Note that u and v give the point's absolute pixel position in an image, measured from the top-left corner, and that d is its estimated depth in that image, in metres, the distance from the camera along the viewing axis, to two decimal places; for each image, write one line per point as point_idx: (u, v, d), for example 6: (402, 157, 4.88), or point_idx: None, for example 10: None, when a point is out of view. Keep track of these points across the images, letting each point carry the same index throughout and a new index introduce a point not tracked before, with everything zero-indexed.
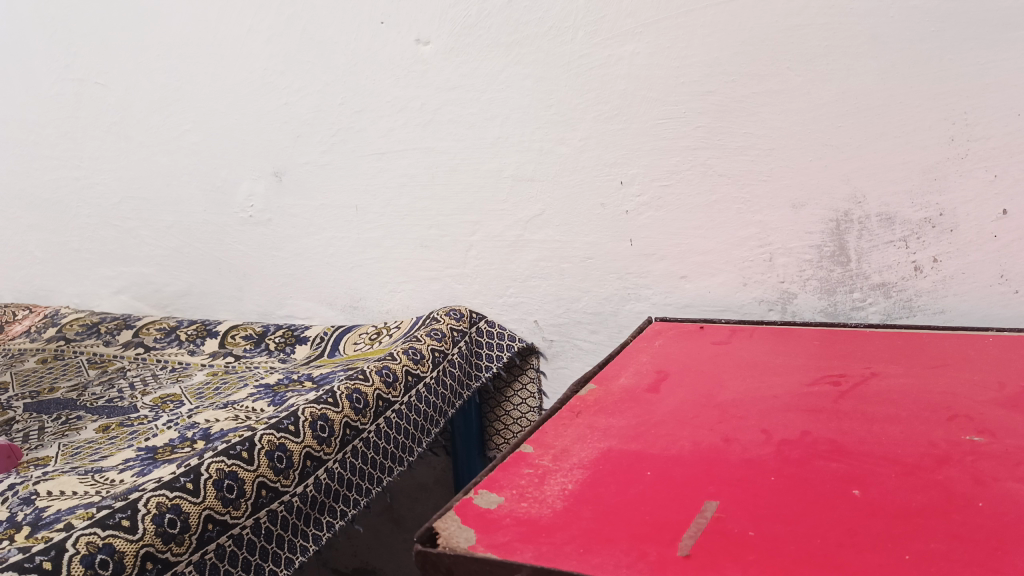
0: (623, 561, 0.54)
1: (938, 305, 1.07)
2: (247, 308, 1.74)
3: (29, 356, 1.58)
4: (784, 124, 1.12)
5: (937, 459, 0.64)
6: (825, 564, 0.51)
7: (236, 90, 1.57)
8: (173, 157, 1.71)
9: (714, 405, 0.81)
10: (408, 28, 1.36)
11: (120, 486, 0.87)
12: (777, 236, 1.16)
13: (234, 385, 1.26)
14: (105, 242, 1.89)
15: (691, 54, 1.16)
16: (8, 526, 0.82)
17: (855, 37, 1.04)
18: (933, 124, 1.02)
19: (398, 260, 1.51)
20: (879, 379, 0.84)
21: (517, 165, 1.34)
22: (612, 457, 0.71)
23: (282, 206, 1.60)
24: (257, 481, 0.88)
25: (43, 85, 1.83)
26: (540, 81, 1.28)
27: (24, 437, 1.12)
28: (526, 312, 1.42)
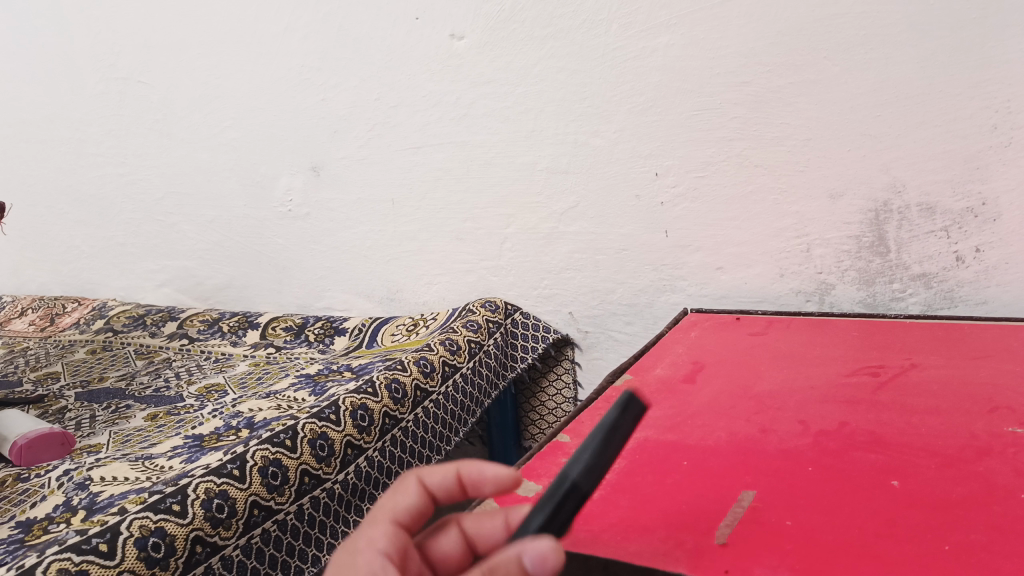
0: (660, 549, 0.54)
1: (981, 296, 1.06)
2: (287, 301, 1.78)
3: (79, 347, 1.64)
4: (822, 115, 1.11)
5: (977, 451, 0.64)
6: (863, 553, 0.51)
7: (274, 86, 1.59)
8: (214, 154, 1.75)
9: (750, 396, 0.81)
10: (443, 23, 1.37)
11: (169, 472, 0.90)
12: (815, 226, 1.15)
13: (275, 375, 1.29)
14: (149, 237, 1.94)
15: (726, 44, 1.15)
16: (64, 510, 0.85)
17: (894, 25, 1.03)
18: (976, 113, 1.01)
19: (434, 253, 1.54)
20: (918, 371, 0.83)
21: (551, 158, 1.35)
22: (649, 447, 0.71)
23: (320, 201, 1.63)
24: (300, 468, 0.91)
25: (88, 83, 1.87)
26: (574, 74, 1.28)
27: (77, 425, 1.16)
28: (560, 305, 1.43)
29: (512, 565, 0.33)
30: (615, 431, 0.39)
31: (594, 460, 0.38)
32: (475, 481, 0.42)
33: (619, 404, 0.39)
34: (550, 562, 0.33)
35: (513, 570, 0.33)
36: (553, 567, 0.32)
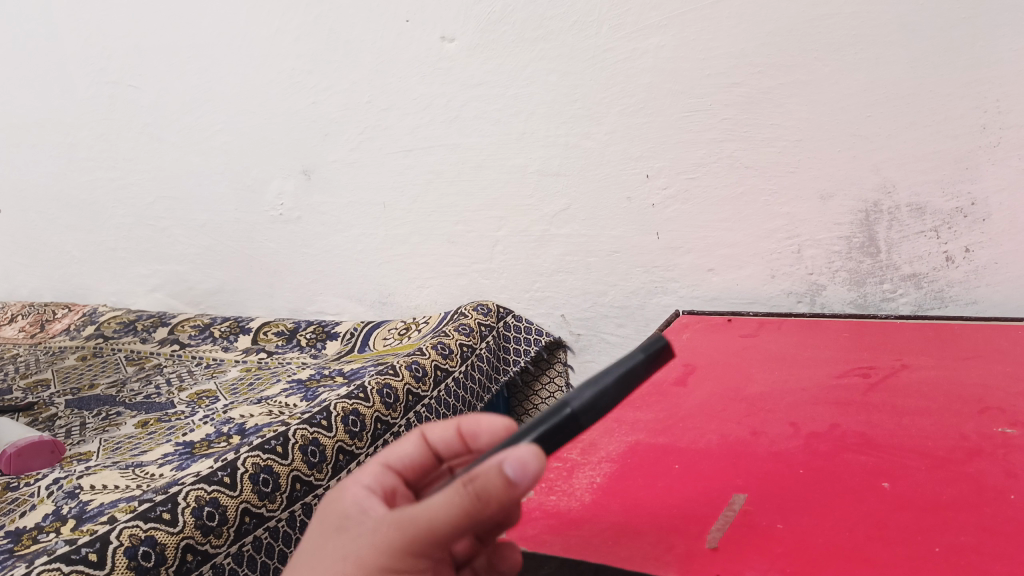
0: (650, 553, 0.54)
1: (970, 296, 1.07)
2: (279, 305, 1.78)
3: (70, 353, 1.63)
4: (812, 115, 1.11)
5: (967, 452, 0.64)
6: (854, 556, 0.51)
7: (265, 89, 1.59)
8: (205, 158, 1.74)
9: (741, 398, 0.81)
10: (434, 25, 1.36)
11: (160, 480, 0.90)
12: (806, 227, 1.15)
13: (267, 380, 1.29)
14: (140, 242, 1.93)
15: (716, 46, 1.15)
16: (54, 519, 0.84)
17: (883, 26, 1.03)
18: (965, 113, 1.01)
19: (426, 256, 1.54)
20: (908, 371, 0.83)
21: (542, 160, 1.35)
22: (640, 450, 0.71)
23: (311, 204, 1.63)
24: (291, 475, 0.90)
25: (78, 87, 1.86)
26: (565, 76, 1.28)
27: (67, 433, 1.15)
28: (552, 308, 1.44)
29: (494, 473, 0.33)
30: (635, 377, 0.38)
31: (597, 398, 0.37)
32: (474, 433, 0.44)
33: (644, 356, 0.39)
34: (531, 470, 0.34)
35: (495, 480, 0.33)
36: (533, 473, 0.34)
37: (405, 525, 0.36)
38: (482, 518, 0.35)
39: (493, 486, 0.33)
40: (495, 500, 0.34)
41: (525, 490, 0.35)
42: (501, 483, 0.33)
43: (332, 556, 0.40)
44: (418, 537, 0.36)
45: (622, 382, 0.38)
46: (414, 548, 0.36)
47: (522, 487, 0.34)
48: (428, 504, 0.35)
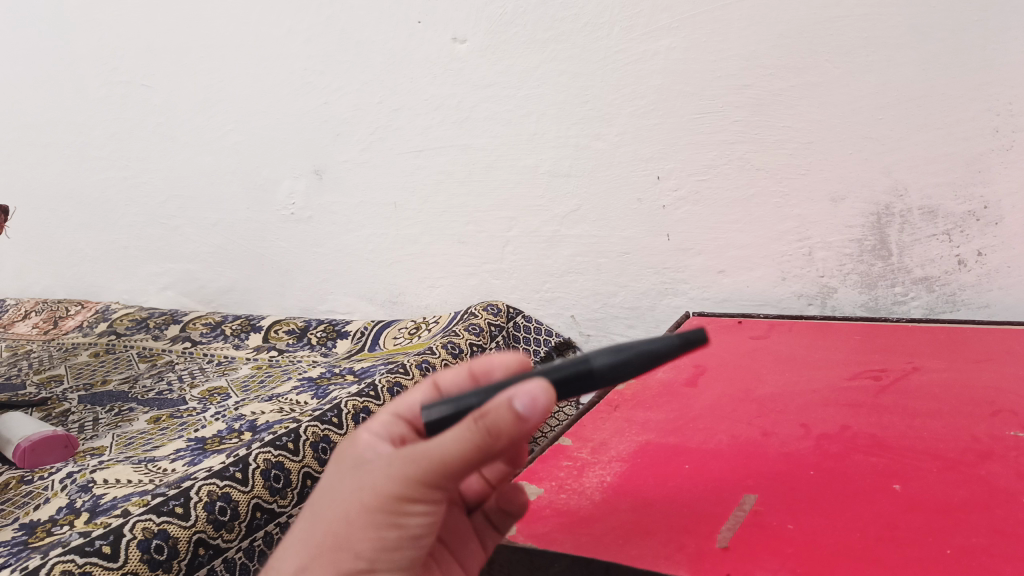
0: (661, 552, 0.54)
1: (983, 300, 1.06)
2: (290, 304, 1.79)
3: (82, 350, 1.64)
4: (823, 117, 1.11)
5: (979, 454, 0.64)
6: (864, 557, 0.51)
7: (277, 89, 1.60)
8: (217, 157, 1.75)
9: (752, 400, 0.81)
10: (445, 26, 1.37)
11: (172, 475, 0.90)
12: (817, 229, 1.15)
13: (278, 378, 1.30)
14: (152, 241, 1.95)
15: (726, 48, 1.15)
16: (68, 512, 0.85)
17: (894, 28, 1.03)
18: (977, 115, 1.01)
19: (436, 256, 1.54)
20: (919, 374, 0.83)
21: (553, 161, 1.35)
22: (651, 450, 0.72)
23: (322, 204, 1.64)
24: (303, 471, 0.91)
25: (91, 87, 1.88)
26: (575, 77, 1.29)
27: (80, 428, 1.16)
28: (563, 307, 1.44)
29: (504, 409, 0.35)
30: (665, 357, 0.38)
31: (620, 361, 0.38)
32: (486, 371, 0.47)
33: (685, 338, 0.38)
34: (540, 405, 0.35)
35: (505, 416, 0.34)
36: (543, 406, 0.35)
37: (417, 461, 0.37)
38: (493, 451, 0.36)
39: (503, 421, 0.35)
40: (505, 434, 0.35)
41: (536, 426, 0.36)
42: (512, 418, 0.35)
43: (344, 496, 0.41)
44: (430, 471, 0.37)
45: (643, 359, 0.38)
46: (426, 482, 0.37)
47: (530, 420, 0.35)
48: (440, 440, 0.36)
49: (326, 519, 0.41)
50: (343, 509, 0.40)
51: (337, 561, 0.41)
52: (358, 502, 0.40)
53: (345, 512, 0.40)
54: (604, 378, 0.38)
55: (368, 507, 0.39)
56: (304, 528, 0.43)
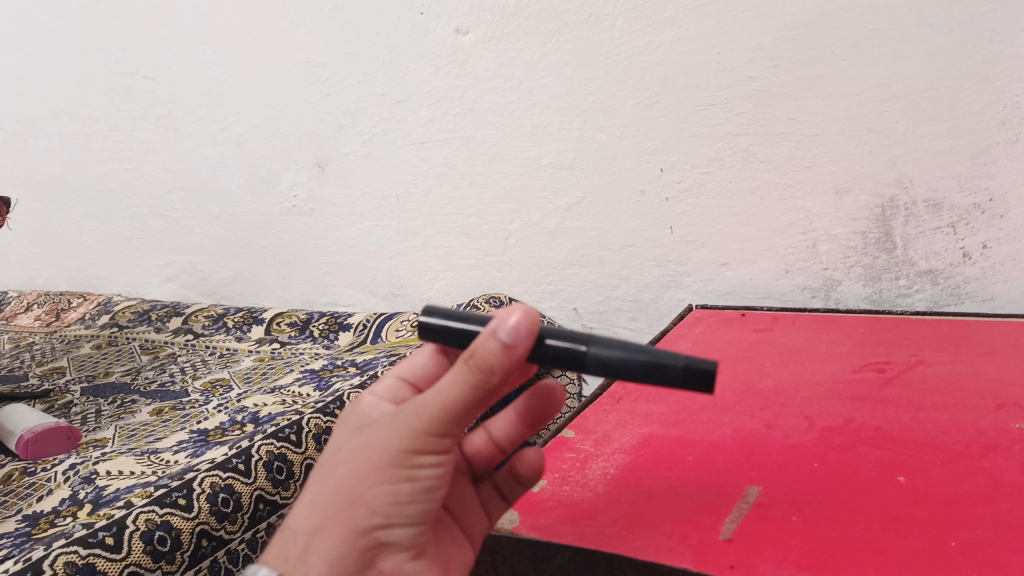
0: (664, 543, 0.54)
1: (987, 292, 1.06)
2: (292, 296, 1.79)
3: (85, 342, 1.64)
4: (828, 110, 1.10)
5: (983, 447, 0.64)
6: (868, 549, 0.51)
7: (280, 81, 1.59)
8: (220, 149, 1.75)
9: (755, 392, 0.81)
10: (449, 17, 1.36)
11: (175, 466, 0.90)
12: (821, 222, 1.15)
13: (280, 370, 1.30)
14: (155, 233, 1.95)
15: (731, 39, 1.14)
16: (71, 503, 0.85)
17: (901, 20, 1.02)
18: (984, 108, 1.00)
19: (439, 249, 1.54)
20: (923, 367, 0.83)
21: (557, 153, 1.35)
22: (654, 442, 0.71)
23: (325, 196, 1.63)
24: (305, 463, 0.91)
25: (94, 78, 1.87)
26: (579, 69, 1.28)
27: (83, 419, 1.16)
28: (565, 300, 1.43)
29: (491, 343, 0.39)
30: (661, 372, 0.41)
31: (616, 358, 0.42)
32: None
33: (689, 368, 0.40)
34: (523, 338, 0.39)
35: (493, 348, 0.38)
36: (524, 336, 0.39)
37: (425, 408, 0.41)
38: (489, 390, 0.40)
39: (492, 354, 0.39)
40: (497, 369, 0.39)
41: (522, 361, 0.40)
42: (498, 351, 0.39)
43: (359, 455, 0.44)
44: (437, 414, 0.41)
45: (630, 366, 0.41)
46: (433, 425, 0.41)
47: (518, 354, 0.39)
48: (443, 386, 0.41)
49: (342, 480, 0.44)
50: (358, 467, 0.43)
51: (354, 516, 0.43)
52: (372, 457, 0.43)
53: (360, 469, 0.43)
54: (596, 363, 0.42)
55: (382, 461, 0.42)
56: (321, 491, 0.45)
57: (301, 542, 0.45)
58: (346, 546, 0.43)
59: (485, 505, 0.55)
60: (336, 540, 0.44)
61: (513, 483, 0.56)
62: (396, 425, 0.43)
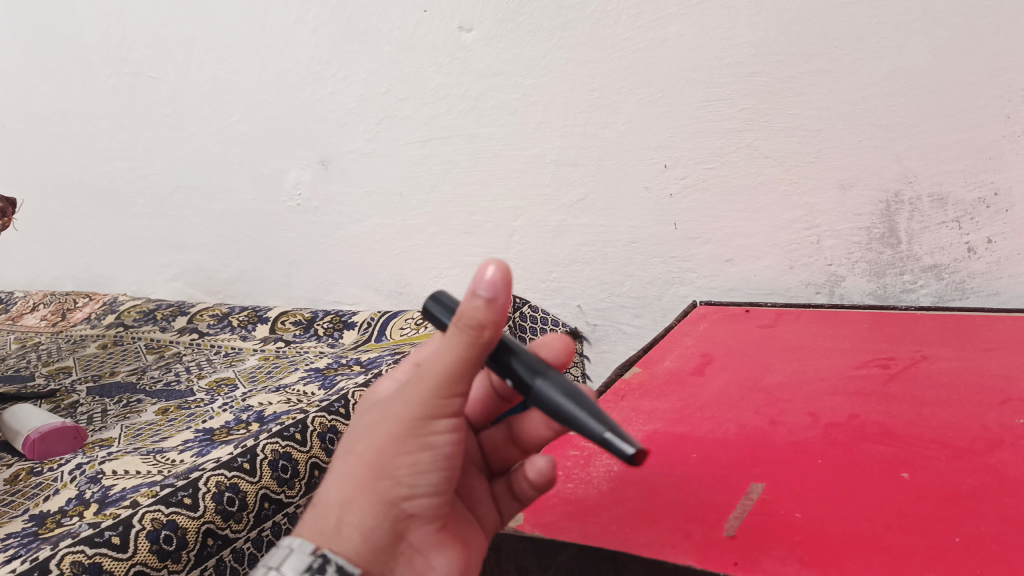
0: (668, 540, 0.54)
1: (993, 288, 1.06)
2: (297, 295, 1.80)
3: (91, 342, 1.65)
4: (833, 104, 1.10)
5: (988, 443, 0.63)
6: (872, 545, 0.51)
7: (284, 79, 1.59)
8: (224, 148, 1.75)
9: (759, 389, 0.81)
10: (452, 14, 1.36)
11: (180, 466, 0.91)
12: (826, 218, 1.14)
13: (285, 368, 1.30)
14: (160, 232, 1.95)
15: (736, 34, 1.14)
16: (77, 503, 0.85)
17: (906, 14, 1.02)
18: (989, 101, 1.00)
19: (443, 246, 1.54)
20: (929, 362, 0.82)
21: (560, 150, 1.34)
22: (657, 439, 0.71)
23: (328, 194, 1.64)
24: (310, 462, 0.92)
25: (98, 77, 1.88)
26: (582, 65, 1.27)
27: (89, 419, 1.17)
28: (570, 297, 1.44)
29: (475, 302, 0.40)
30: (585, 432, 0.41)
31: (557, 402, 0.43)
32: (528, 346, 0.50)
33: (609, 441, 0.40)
34: (500, 292, 0.40)
35: (476, 306, 0.40)
36: (499, 287, 0.39)
37: (431, 373, 0.42)
38: (488, 346, 0.41)
39: (476, 311, 0.40)
40: (487, 324, 0.40)
41: (504, 317, 0.41)
42: (483, 307, 0.40)
43: (374, 428, 0.45)
44: (441, 375, 0.42)
45: (566, 414, 0.42)
46: (441, 387, 0.42)
47: (502, 307, 0.40)
48: (442, 352, 0.42)
49: (362, 455, 0.45)
50: (375, 440, 0.44)
51: (379, 489, 0.44)
52: (387, 428, 0.44)
53: (377, 442, 0.44)
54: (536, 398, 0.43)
55: (397, 431, 0.43)
56: (343, 467, 0.46)
57: (332, 516, 0.46)
58: (376, 519, 0.44)
59: (497, 504, 0.54)
60: (366, 513, 0.44)
61: (525, 490, 0.53)
62: (406, 395, 0.44)
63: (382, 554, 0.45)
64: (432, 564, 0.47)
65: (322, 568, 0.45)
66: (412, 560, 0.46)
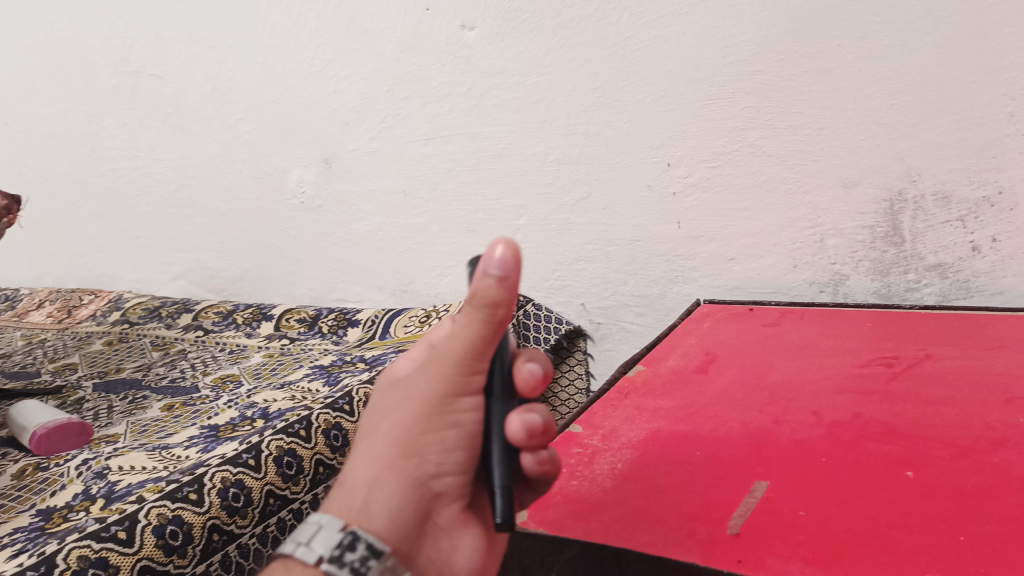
0: (673, 538, 0.55)
1: (996, 287, 1.06)
2: (300, 293, 1.80)
3: (96, 339, 1.65)
4: (836, 103, 1.10)
5: (992, 441, 0.63)
6: (876, 544, 0.51)
7: (286, 78, 1.59)
8: (227, 147, 1.76)
9: (763, 387, 0.81)
10: (454, 13, 1.36)
11: (186, 462, 0.91)
12: (828, 216, 1.15)
13: (289, 366, 1.30)
14: (164, 230, 1.96)
15: (738, 33, 1.14)
16: (84, 498, 0.86)
17: (908, 13, 1.02)
18: (993, 100, 1.00)
19: (446, 245, 1.54)
20: (932, 361, 0.83)
21: (563, 148, 1.35)
22: (661, 438, 0.72)
23: (332, 192, 1.64)
24: (315, 458, 0.92)
25: (102, 76, 1.88)
26: (584, 64, 1.28)
27: (94, 415, 1.17)
28: (573, 296, 1.44)
29: (488, 281, 0.42)
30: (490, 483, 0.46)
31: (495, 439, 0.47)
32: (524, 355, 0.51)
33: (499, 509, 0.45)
34: (511, 270, 0.41)
35: (489, 284, 0.42)
36: (507, 272, 0.41)
37: (452, 353, 0.46)
38: (501, 322, 0.44)
39: (489, 290, 0.42)
40: (501, 303, 0.42)
41: (512, 296, 0.42)
42: (495, 285, 0.41)
43: (400, 407, 0.49)
44: (461, 356, 0.46)
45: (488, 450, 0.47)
46: (463, 366, 0.46)
47: (513, 285, 0.42)
48: (461, 332, 0.45)
49: (391, 433, 0.49)
50: (402, 417, 0.48)
51: (409, 468, 0.48)
52: (414, 408, 0.48)
53: (406, 422, 0.48)
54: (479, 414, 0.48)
55: (425, 411, 0.47)
56: (372, 446, 0.50)
57: (360, 494, 0.49)
58: (405, 497, 0.48)
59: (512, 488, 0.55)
60: (395, 492, 0.48)
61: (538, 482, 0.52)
62: (429, 375, 0.48)
63: (411, 532, 0.49)
64: (457, 540, 0.50)
65: (353, 544, 0.48)
66: (439, 537, 0.50)
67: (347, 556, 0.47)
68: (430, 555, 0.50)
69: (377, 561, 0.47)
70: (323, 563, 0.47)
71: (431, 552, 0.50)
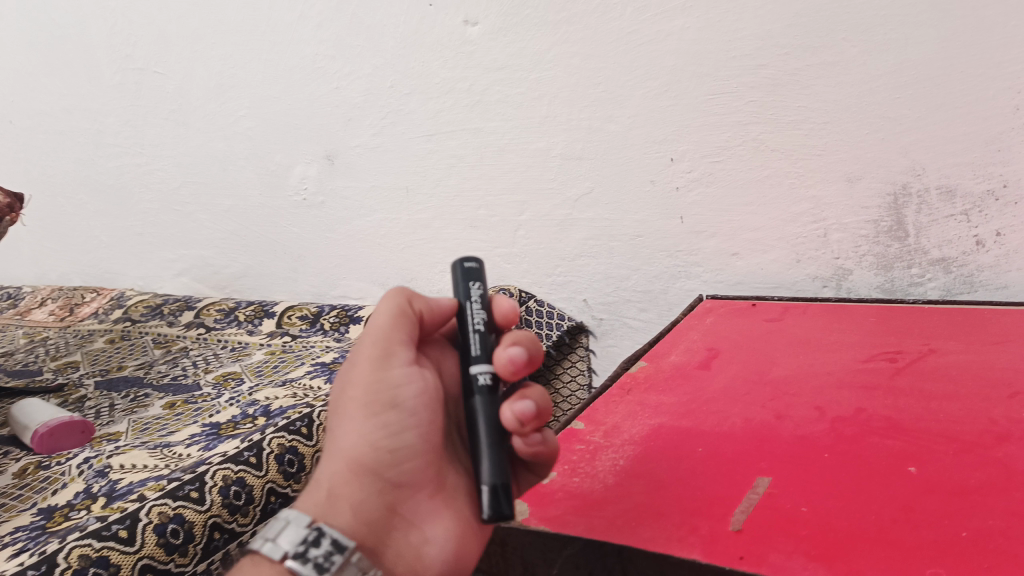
0: (674, 534, 0.54)
1: (1001, 281, 1.05)
2: (303, 289, 1.80)
3: (98, 336, 1.66)
4: (840, 97, 1.09)
5: (996, 436, 0.63)
6: (880, 539, 0.51)
7: (289, 74, 1.59)
8: (230, 143, 1.75)
9: (766, 382, 0.81)
10: (457, 8, 1.35)
11: (188, 459, 0.91)
12: (832, 211, 1.14)
13: (291, 363, 1.30)
14: (167, 227, 1.96)
15: (742, 27, 1.13)
16: (85, 497, 0.86)
17: (914, 6, 1.01)
18: (998, 93, 0.99)
19: (449, 241, 1.54)
20: (936, 356, 0.82)
21: (566, 143, 1.34)
22: (663, 434, 0.71)
23: (335, 188, 1.64)
24: (316, 456, 0.92)
25: (105, 73, 1.88)
26: (587, 59, 1.27)
27: (97, 413, 1.17)
28: (575, 291, 1.44)
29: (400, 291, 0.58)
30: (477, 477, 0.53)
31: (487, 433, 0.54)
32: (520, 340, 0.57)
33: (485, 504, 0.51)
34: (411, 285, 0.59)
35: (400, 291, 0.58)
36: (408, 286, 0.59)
37: (381, 343, 0.56)
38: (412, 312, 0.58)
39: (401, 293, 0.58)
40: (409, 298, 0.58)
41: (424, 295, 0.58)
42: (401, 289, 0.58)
43: (342, 399, 0.58)
44: (387, 341, 0.56)
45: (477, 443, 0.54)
46: (390, 351, 0.56)
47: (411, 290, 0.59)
48: (384, 325, 0.57)
49: (340, 424, 0.57)
50: (346, 407, 0.57)
51: (366, 461, 0.56)
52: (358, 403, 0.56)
53: (355, 418, 0.56)
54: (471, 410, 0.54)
55: (367, 399, 0.55)
56: (331, 451, 0.58)
57: (326, 493, 0.57)
58: (367, 488, 0.56)
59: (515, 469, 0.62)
60: (359, 487, 0.56)
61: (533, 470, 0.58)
62: (356, 359, 0.58)
63: (377, 522, 0.56)
64: (426, 531, 0.57)
65: (317, 540, 0.54)
66: (409, 530, 0.57)
67: (312, 551, 0.53)
68: (399, 550, 0.57)
69: (341, 556, 0.53)
70: (288, 558, 0.53)
71: (400, 548, 0.57)
